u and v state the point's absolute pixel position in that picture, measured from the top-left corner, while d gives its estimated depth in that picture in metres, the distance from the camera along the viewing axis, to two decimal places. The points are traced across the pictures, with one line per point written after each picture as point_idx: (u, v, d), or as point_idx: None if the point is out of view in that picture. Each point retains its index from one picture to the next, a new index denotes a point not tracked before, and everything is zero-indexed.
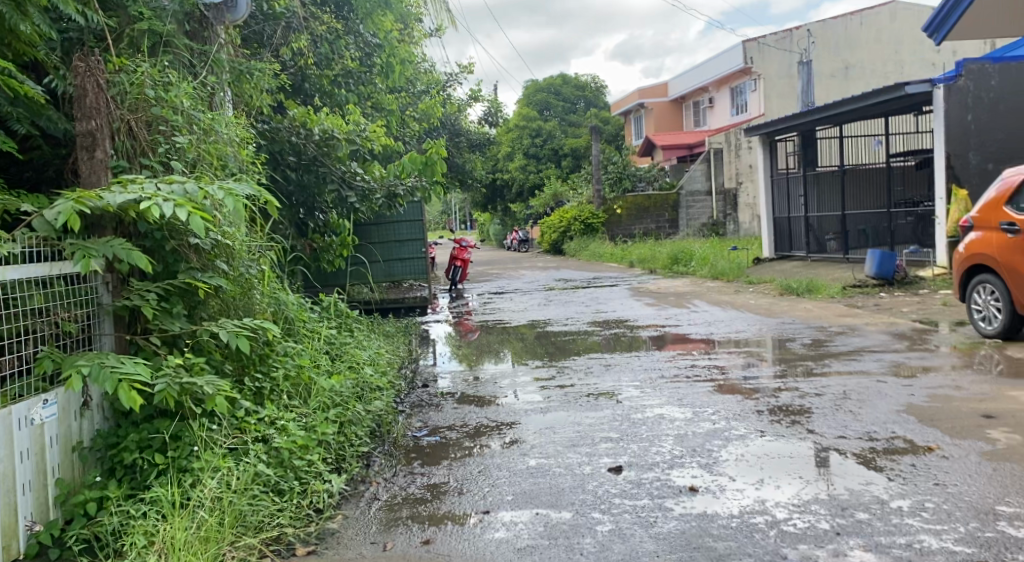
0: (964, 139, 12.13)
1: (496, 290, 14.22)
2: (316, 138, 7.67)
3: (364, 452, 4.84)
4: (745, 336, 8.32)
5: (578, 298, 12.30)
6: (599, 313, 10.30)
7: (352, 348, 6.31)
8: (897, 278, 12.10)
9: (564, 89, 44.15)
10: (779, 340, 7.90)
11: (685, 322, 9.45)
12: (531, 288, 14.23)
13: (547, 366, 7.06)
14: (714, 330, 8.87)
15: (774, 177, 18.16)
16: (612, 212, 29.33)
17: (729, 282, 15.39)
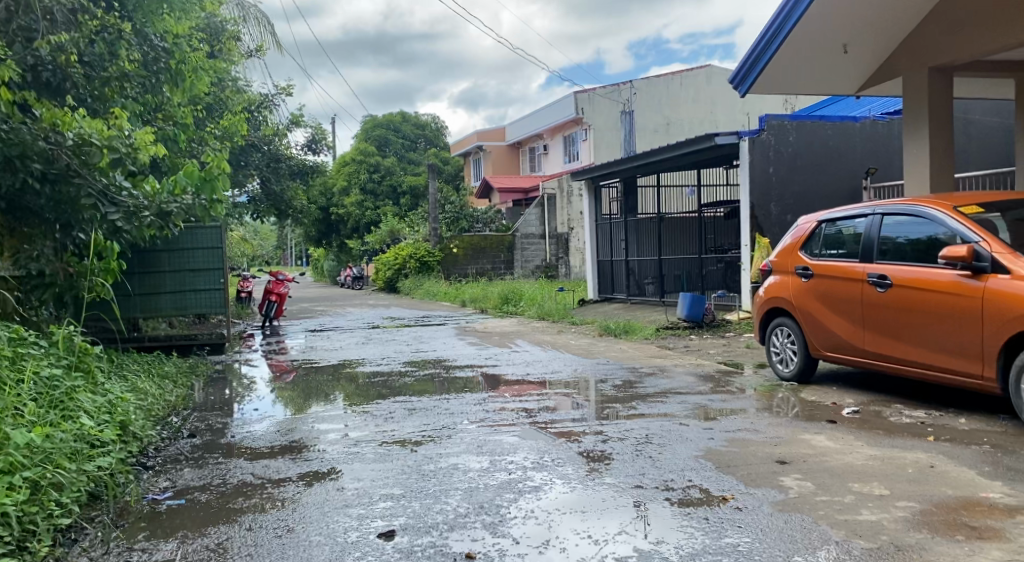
0: (766, 190, 12.76)
1: (316, 327, 13.51)
2: (69, 145, 6.92)
3: (68, 526, 4.13)
4: (560, 376, 8.16)
5: (399, 336, 11.83)
6: (416, 351, 9.87)
7: (88, 390, 5.59)
8: (707, 321, 12.45)
9: (404, 126, 44.17)
10: (592, 382, 7.78)
11: (503, 362, 9.19)
12: (354, 325, 13.60)
13: (343, 410, 6.54)
14: (530, 370, 8.66)
15: (597, 221, 18.56)
16: (449, 252, 28.88)
17: (551, 322, 15.43)
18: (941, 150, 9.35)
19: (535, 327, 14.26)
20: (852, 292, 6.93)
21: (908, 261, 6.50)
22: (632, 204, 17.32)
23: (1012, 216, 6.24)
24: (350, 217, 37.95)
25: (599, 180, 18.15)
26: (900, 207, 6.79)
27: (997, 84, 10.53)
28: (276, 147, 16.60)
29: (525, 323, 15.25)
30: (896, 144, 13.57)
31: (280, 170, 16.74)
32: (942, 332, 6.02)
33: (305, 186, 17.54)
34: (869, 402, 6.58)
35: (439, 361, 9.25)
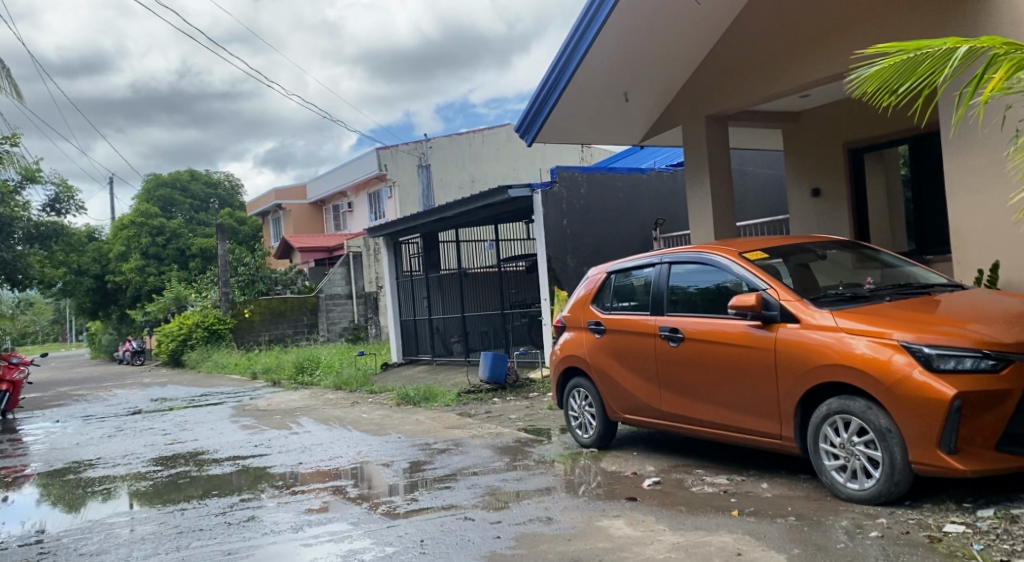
0: (562, 244, 12.40)
1: (63, 416, 11.62)
2: None
3: None
4: (338, 461, 7.12)
5: (157, 424, 10.29)
6: (173, 443, 8.50)
7: None
8: (511, 381, 11.56)
9: (191, 185, 42.98)
10: (373, 468, 6.81)
11: (274, 450, 8.02)
12: (109, 413, 11.81)
13: (37, 535, 5.24)
14: (304, 456, 7.54)
15: (399, 279, 17.63)
16: (241, 317, 27.00)
17: (348, 392, 14.29)
18: (723, 198, 9.31)
19: (326, 400, 13.04)
20: (647, 348, 6.44)
21: (698, 312, 6.09)
22: (431, 261, 16.59)
23: (795, 262, 5.98)
24: (130, 284, 34.83)
25: (398, 237, 17.33)
26: (688, 255, 6.42)
27: (769, 135, 10.79)
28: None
29: (317, 396, 14.00)
30: (680, 196, 13.77)
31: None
32: (736, 389, 5.58)
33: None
34: (669, 468, 6.08)
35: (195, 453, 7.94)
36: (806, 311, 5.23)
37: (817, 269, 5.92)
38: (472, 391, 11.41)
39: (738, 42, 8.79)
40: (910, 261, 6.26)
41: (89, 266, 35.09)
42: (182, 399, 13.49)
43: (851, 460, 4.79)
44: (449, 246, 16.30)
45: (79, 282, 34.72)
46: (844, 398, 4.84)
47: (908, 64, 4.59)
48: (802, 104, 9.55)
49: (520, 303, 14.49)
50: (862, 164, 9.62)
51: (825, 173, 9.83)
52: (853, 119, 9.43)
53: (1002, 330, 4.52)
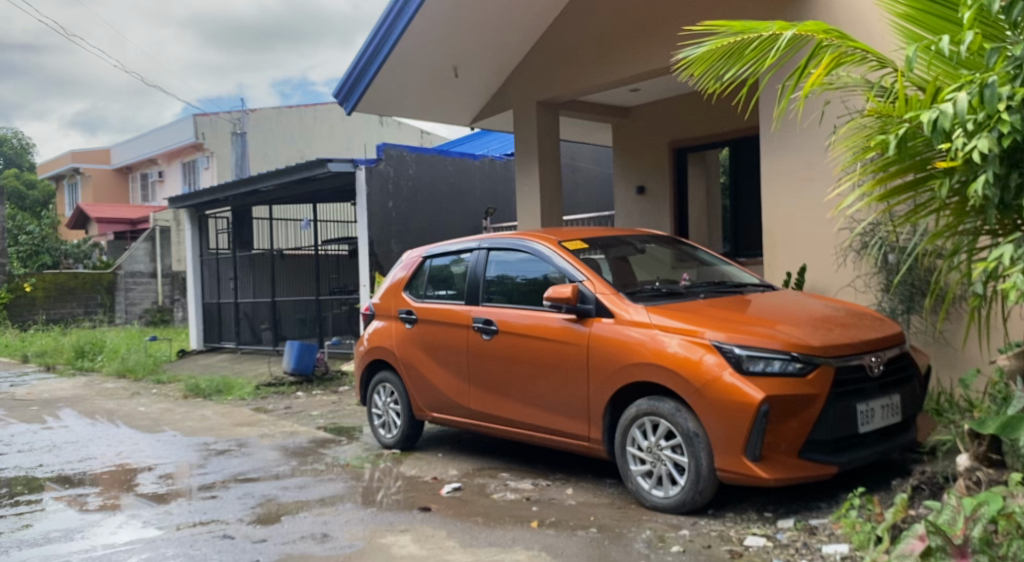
0: (386, 226, 11.59)
1: None
2: None
3: None
4: (88, 477, 6.12)
5: None
6: None
7: None
8: (318, 373, 10.64)
9: None
10: (132, 480, 5.91)
11: (14, 461, 6.95)
12: None
13: None
14: (51, 471, 6.47)
15: (203, 257, 16.22)
16: (18, 293, 23.71)
17: (134, 381, 12.94)
18: (550, 187, 8.99)
19: (105, 393, 11.66)
20: (457, 340, 5.93)
21: (512, 303, 5.65)
22: (240, 240, 15.36)
23: (615, 254, 5.66)
24: None
25: (203, 211, 15.93)
26: (506, 241, 5.97)
27: (596, 129, 10.61)
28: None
29: (95, 386, 12.54)
30: (507, 183, 13.37)
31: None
32: (545, 386, 5.18)
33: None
34: (472, 472, 5.60)
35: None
36: (622, 305, 4.89)
37: (636, 263, 5.63)
38: (273, 384, 10.50)
39: (567, 26, 8.50)
40: (727, 260, 6.12)
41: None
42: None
43: (656, 465, 4.50)
44: (261, 225, 15.16)
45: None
46: (654, 399, 4.54)
47: (738, 45, 4.34)
48: (629, 99, 9.41)
49: (336, 289, 13.64)
50: (683, 164, 9.60)
51: (648, 171, 9.74)
52: (678, 118, 9.38)
53: (814, 332, 4.35)
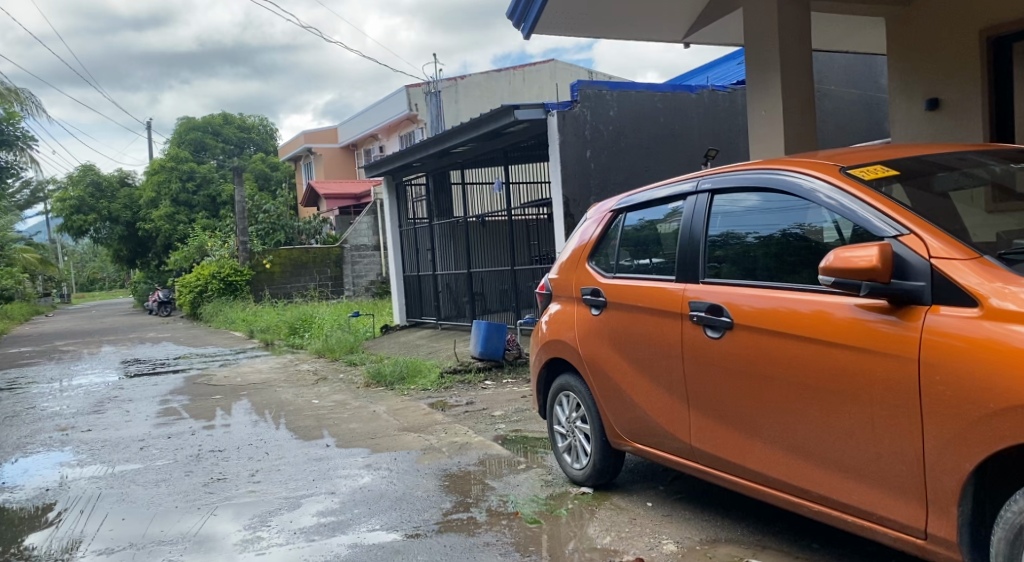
0: (584, 180, 9.52)
1: (2, 415, 9.89)
2: None
3: None
4: (185, 520, 4.71)
5: (64, 429, 8.30)
6: (37, 469, 6.47)
7: None
8: (508, 358, 8.91)
9: (224, 130, 41.21)
10: (226, 536, 4.37)
11: (137, 481, 5.75)
12: (42, 410, 9.82)
13: None
14: (150, 507, 5.10)
15: (402, 228, 15.17)
16: (259, 269, 24.55)
17: (330, 364, 12.00)
18: (800, 108, 6.55)
19: (294, 377, 10.71)
20: (670, 336, 3.78)
21: (764, 281, 3.46)
22: (437, 206, 14.03)
23: (934, 187, 3.26)
24: (160, 231, 34.22)
25: (400, 178, 14.79)
26: (738, 176, 3.75)
27: (862, 28, 7.89)
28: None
29: (289, 368, 11.70)
30: (744, 119, 10.51)
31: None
32: (835, 425, 3.05)
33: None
34: (699, 552, 3.52)
35: (21, 497, 5.62)
36: (986, 287, 2.70)
37: (982, 201, 3.22)
38: (458, 371, 8.83)
39: None
40: None
41: (122, 212, 35.33)
42: (123, 390, 11.26)
43: None
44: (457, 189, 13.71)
45: (112, 227, 35.70)
46: None
47: None
48: None
49: (536, 257, 11.87)
50: (1007, 61, 6.68)
51: (949, 76, 6.96)
52: None
53: None
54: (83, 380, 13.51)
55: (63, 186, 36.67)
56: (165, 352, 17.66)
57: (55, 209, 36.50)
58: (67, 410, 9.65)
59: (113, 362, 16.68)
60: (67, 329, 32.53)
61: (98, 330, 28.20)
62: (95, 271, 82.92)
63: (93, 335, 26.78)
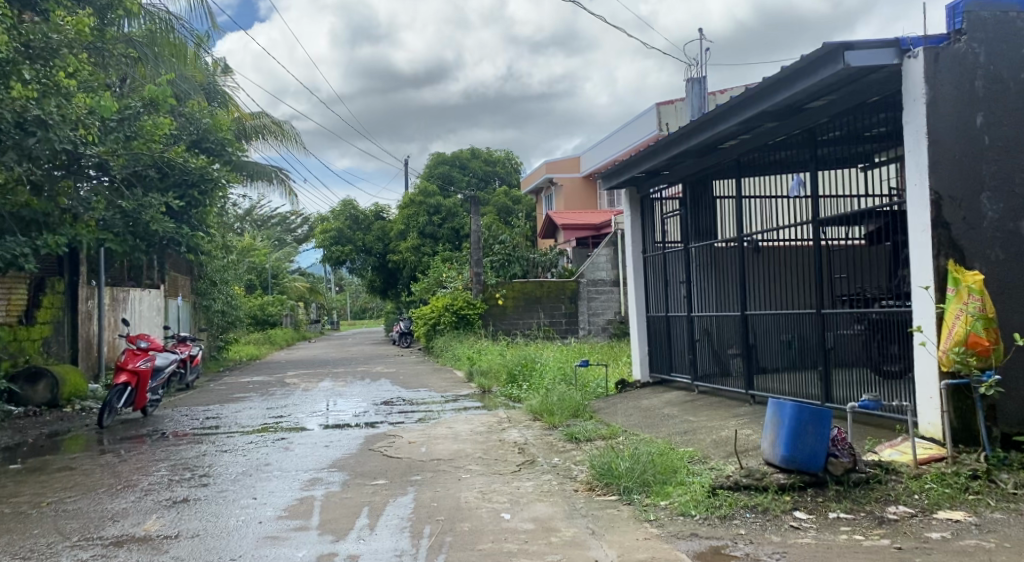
0: (974, 165, 5.73)
1: (126, 473, 7.54)
2: None
3: None
4: None
5: (150, 520, 5.62)
6: None
7: None
8: (830, 468, 5.15)
9: (472, 163, 39.73)
10: None
11: None
12: (170, 475, 7.35)
13: None
14: None
15: (646, 256, 11.62)
16: (492, 302, 21.86)
17: (547, 434, 8.74)
18: None
19: (493, 453, 7.55)
20: None
21: None
22: (695, 226, 10.44)
23: None
24: (406, 263, 33.57)
25: (646, 189, 11.34)
26: None
27: None
28: (87, 158, 10.54)
29: (492, 437, 8.56)
30: None
31: (125, 187, 11.66)
32: None
33: (177, 204, 11.91)
34: None
35: None
36: None
37: None
38: (742, 488, 5.21)
39: None
40: None
41: (375, 244, 35.26)
42: (287, 450, 8.67)
43: None
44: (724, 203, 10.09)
45: (366, 258, 35.65)
46: None
47: None
48: None
49: (850, 298, 7.97)
50: None
51: None
52: None
53: None
54: (263, 424, 11.23)
55: (324, 218, 37.06)
56: (374, 394, 15.23)
57: (314, 240, 36.82)
58: (195, 477, 7.12)
59: (317, 402, 14.54)
60: (310, 358, 32.02)
61: (338, 362, 27.23)
62: (364, 302, 86.63)
63: (326, 366, 25.58)
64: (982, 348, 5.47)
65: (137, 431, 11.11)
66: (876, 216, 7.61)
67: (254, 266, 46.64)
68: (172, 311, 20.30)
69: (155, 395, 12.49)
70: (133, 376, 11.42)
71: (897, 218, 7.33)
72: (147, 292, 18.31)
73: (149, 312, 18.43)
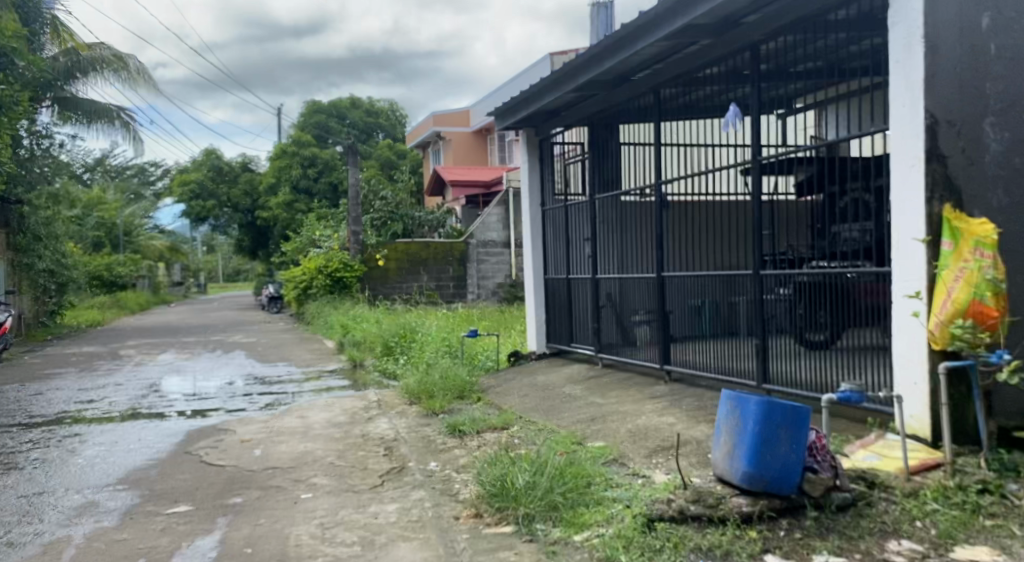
0: (980, 82, 4.42)
1: None
2: None
3: None
4: None
5: None
6: None
7: None
8: (807, 483, 3.72)
9: (351, 114, 36.94)
10: None
11: None
12: None
13: None
14: None
15: (545, 209, 10.00)
16: (371, 264, 19.79)
17: (424, 422, 7.03)
18: None
19: (350, 456, 5.78)
20: None
21: None
22: (599, 173, 8.86)
23: None
24: (278, 221, 30.83)
25: (545, 131, 9.70)
26: None
27: None
28: None
29: (355, 431, 6.77)
30: None
31: None
32: None
33: None
34: None
35: None
36: None
37: None
38: (689, 519, 3.72)
39: None
40: None
41: (242, 200, 32.35)
42: (82, 448, 6.68)
43: None
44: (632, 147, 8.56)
45: (232, 215, 32.77)
46: None
47: None
48: None
49: (773, 258, 6.60)
50: None
51: None
52: None
53: None
54: (75, 410, 9.09)
55: (186, 169, 33.80)
56: (230, 368, 13.11)
57: (173, 193, 33.52)
58: None
59: (157, 377, 12.32)
60: (168, 323, 29.09)
61: (200, 328, 24.58)
62: (238, 263, 82.05)
63: (178, 333, 22.92)
64: (990, 322, 4.15)
65: None
66: (813, 158, 6.20)
67: (107, 222, 42.41)
68: None
69: None
70: None
71: (831, 161, 5.95)
72: None
73: None
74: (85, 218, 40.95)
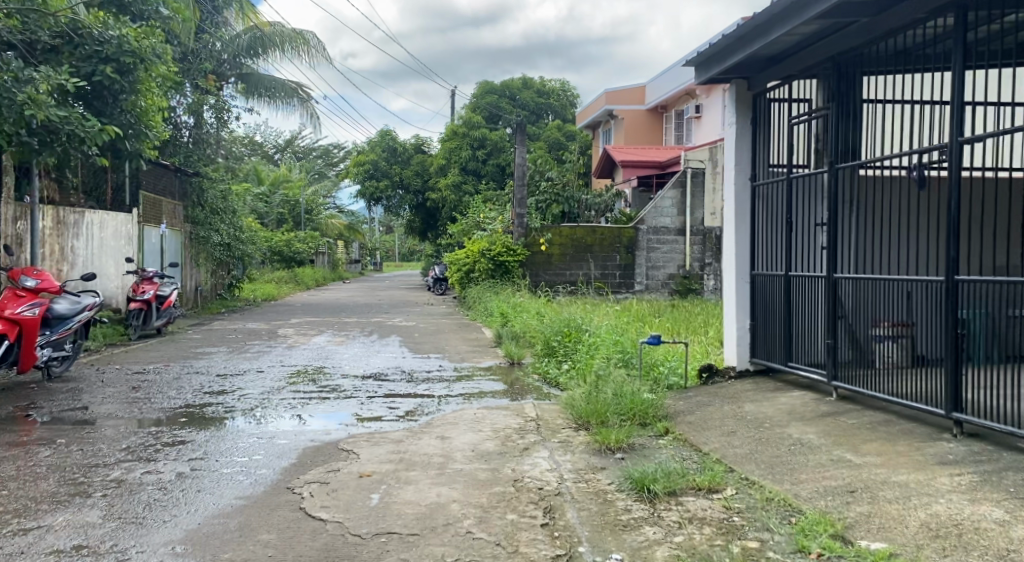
0: None
1: None
2: None
3: None
4: None
5: None
6: None
7: None
8: None
9: (522, 94, 35.43)
10: None
11: None
12: None
13: None
14: None
15: (756, 187, 7.75)
16: (535, 248, 18.11)
17: (593, 466, 5.17)
18: None
19: (496, 524, 4.02)
20: None
21: None
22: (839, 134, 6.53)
23: None
24: (445, 202, 29.86)
25: (761, 82, 7.48)
26: None
27: None
28: None
29: (501, 471, 5.01)
30: None
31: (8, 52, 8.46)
32: None
33: (76, 81, 8.28)
34: None
35: None
36: None
37: None
38: None
39: None
40: None
41: (412, 180, 31.67)
42: (174, 467, 5.35)
43: None
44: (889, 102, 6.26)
45: (403, 196, 32.21)
46: None
47: None
48: None
49: None
50: None
51: None
52: None
53: None
54: (195, 405, 7.94)
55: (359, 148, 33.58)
56: (377, 358, 11.80)
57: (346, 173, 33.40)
58: None
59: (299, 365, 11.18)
60: (336, 302, 28.86)
61: (363, 309, 23.89)
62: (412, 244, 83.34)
63: (340, 313, 22.31)
64: None
65: (21, 409, 7.94)
66: None
67: (289, 199, 43.11)
68: (150, 242, 17.25)
69: (67, 350, 9.33)
70: (12, 325, 8.38)
71: None
72: (112, 216, 15.10)
73: (115, 242, 15.22)
74: (271, 196, 41.86)
